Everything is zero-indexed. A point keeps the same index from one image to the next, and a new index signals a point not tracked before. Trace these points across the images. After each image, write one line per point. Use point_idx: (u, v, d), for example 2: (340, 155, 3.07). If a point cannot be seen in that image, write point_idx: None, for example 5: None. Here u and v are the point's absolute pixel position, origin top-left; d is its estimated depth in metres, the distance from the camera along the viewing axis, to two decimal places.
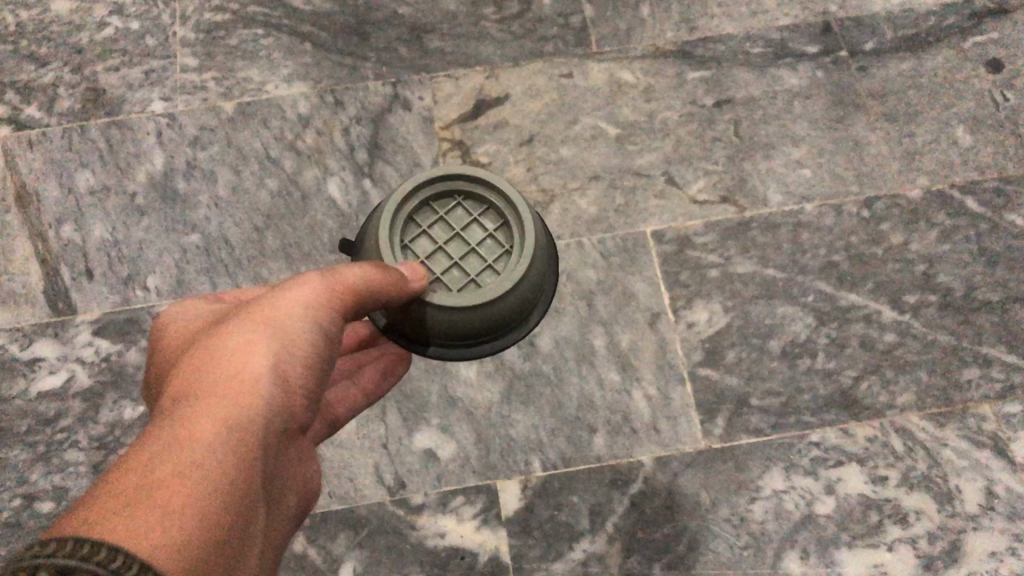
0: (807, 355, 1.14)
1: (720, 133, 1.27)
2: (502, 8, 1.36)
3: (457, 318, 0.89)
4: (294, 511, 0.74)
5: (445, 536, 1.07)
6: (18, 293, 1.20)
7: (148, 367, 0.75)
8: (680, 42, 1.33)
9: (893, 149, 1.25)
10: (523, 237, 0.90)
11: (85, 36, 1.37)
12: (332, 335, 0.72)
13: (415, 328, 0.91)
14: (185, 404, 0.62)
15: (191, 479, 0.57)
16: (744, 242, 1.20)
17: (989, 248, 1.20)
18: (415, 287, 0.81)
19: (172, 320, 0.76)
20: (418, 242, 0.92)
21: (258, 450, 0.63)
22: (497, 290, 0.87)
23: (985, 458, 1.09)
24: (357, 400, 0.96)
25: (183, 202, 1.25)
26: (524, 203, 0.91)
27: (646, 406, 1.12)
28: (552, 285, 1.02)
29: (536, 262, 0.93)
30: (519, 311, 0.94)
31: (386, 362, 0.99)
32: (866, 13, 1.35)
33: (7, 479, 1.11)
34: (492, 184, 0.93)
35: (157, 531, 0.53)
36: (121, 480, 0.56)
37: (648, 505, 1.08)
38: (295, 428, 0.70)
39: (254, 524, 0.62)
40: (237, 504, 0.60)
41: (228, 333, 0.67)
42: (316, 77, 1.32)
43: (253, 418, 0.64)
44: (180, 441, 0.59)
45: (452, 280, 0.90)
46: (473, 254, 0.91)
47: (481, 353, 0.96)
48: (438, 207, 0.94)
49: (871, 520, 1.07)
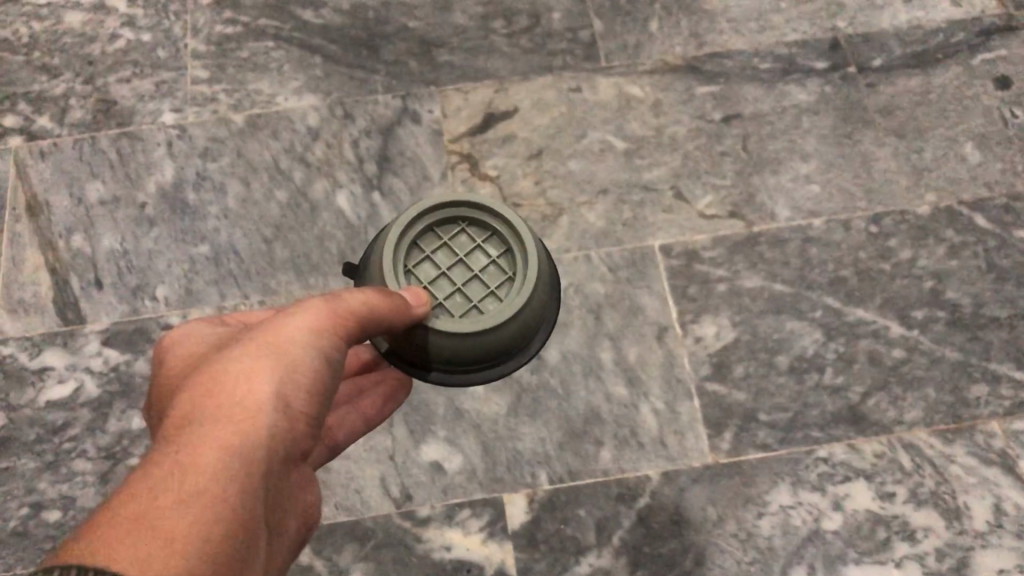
0: (814, 370, 1.14)
1: (729, 148, 1.27)
2: (511, 23, 1.37)
3: (458, 345, 0.90)
4: (295, 535, 0.74)
5: (452, 549, 1.07)
6: (27, 303, 1.20)
7: (152, 388, 0.75)
8: (689, 58, 1.34)
9: (902, 165, 1.26)
10: (528, 265, 0.91)
11: (97, 48, 1.38)
12: (335, 361, 0.72)
13: (417, 353, 0.91)
14: (188, 431, 0.62)
15: (191, 509, 0.57)
16: (752, 257, 1.20)
17: (998, 265, 1.20)
18: (420, 313, 0.83)
19: (177, 340, 0.76)
20: (421, 267, 0.92)
21: (260, 478, 0.63)
22: (500, 317, 0.88)
23: (993, 475, 1.09)
24: (358, 426, 0.95)
25: (192, 213, 1.26)
26: (529, 231, 0.91)
27: (654, 420, 1.12)
28: (555, 312, 1.02)
29: (540, 289, 0.93)
30: (521, 338, 0.95)
31: (388, 388, 0.98)
32: (874, 29, 1.35)
33: (15, 488, 1.11)
34: (497, 211, 0.93)
35: (156, 562, 0.53)
36: (122, 509, 0.57)
37: (655, 520, 1.07)
38: (297, 454, 0.70)
39: (255, 551, 0.62)
40: (238, 534, 0.60)
41: (231, 358, 0.67)
42: (326, 90, 1.33)
43: (254, 445, 0.63)
44: (182, 469, 0.59)
45: (455, 306, 0.90)
46: (476, 281, 0.92)
47: (481, 379, 0.96)
48: (442, 233, 0.94)
49: (879, 536, 1.06)
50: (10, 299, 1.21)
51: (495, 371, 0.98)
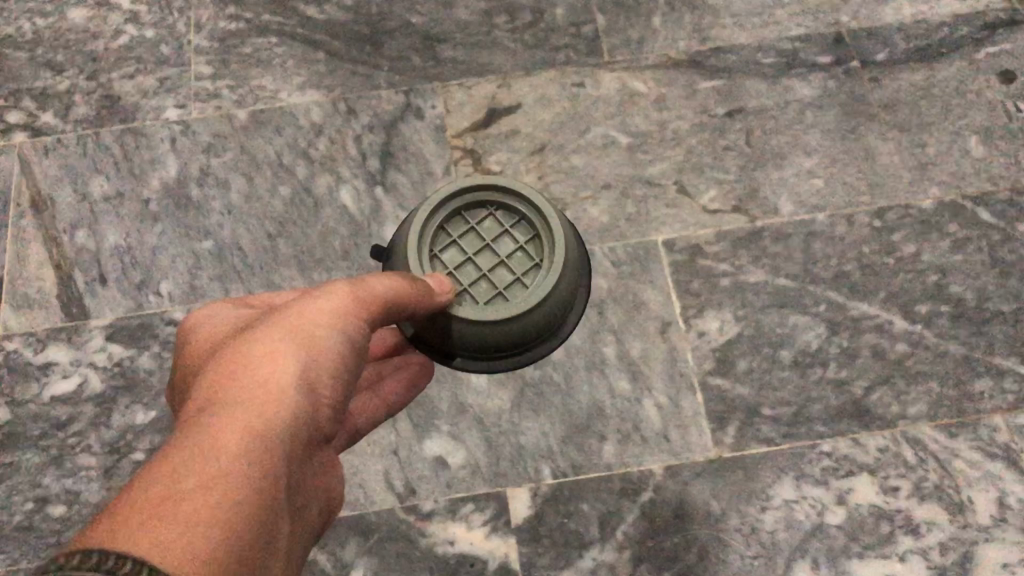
0: (818, 365, 1.14)
1: (732, 143, 1.27)
2: (514, 18, 1.37)
3: (483, 332, 0.92)
4: (316, 521, 0.73)
5: (455, 543, 1.07)
6: (32, 298, 1.21)
7: (174, 373, 0.75)
8: (692, 52, 1.34)
9: (905, 160, 1.25)
10: (555, 251, 0.92)
11: (101, 44, 1.38)
12: (359, 345, 0.72)
13: (441, 339, 0.94)
14: (212, 412, 0.62)
15: (215, 491, 0.57)
16: (756, 251, 1.20)
17: (1003, 259, 1.20)
18: (443, 301, 0.84)
19: (200, 325, 0.76)
20: (447, 252, 0.94)
21: (284, 461, 0.63)
22: (526, 306, 0.90)
23: (997, 469, 1.09)
24: (379, 411, 0.94)
25: (196, 208, 1.26)
26: (556, 218, 0.93)
27: (657, 414, 1.12)
28: (582, 300, 1.05)
29: (566, 278, 0.94)
30: (546, 326, 0.97)
31: (410, 373, 0.97)
32: (878, 23, 1.35)
33: (20, 483, 1.12)
34: (525, 196, 0.94)
35: (181, 541, 0.53)
36: (147, 489, 0.57)
37: (658, 514, 1.07)
38: (321, 438, 0.70)
39: (278, 534, 0.62)
40: (262, 514, 0.60)
41: (256, 340, 0.67)
42: (329, 85, 1.33)
43: (279, 428, 0.63)
44: (206, 451, 0.59)
45: (480, 293, 0.92)
46: (503, 267, 0.94)
47: (506, 366, 0.98)
48: (469, 217, 0.96)
49: (883, 530, 1.06)
50: (15, 294, 1.21)
51: (520, 359, 0.99)
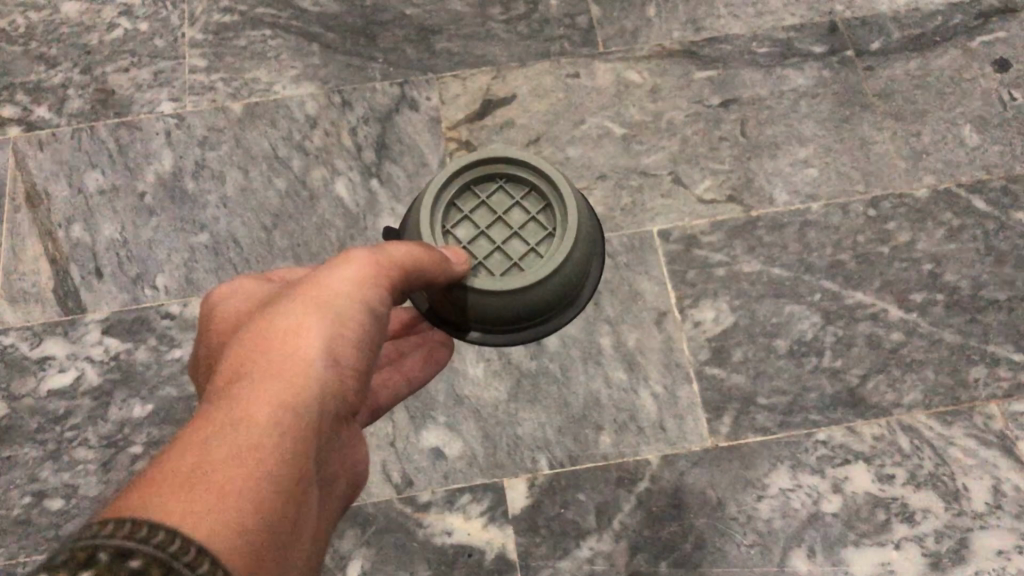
0: (814, 354, 1.15)
1: (727, 133, 1.27)
2: (509, 9, 1.37)
3: (499, 303, 0.92)
4: (342, 494, 0.73)
5: (453, 534, 1.07)
6: (28, 292, 1.20)
7: (201, 346, 0.75)
8: (687, 43, 1.34)
9: (900, 149, 1.26)
10: (567, 218, 0.92)
11: (95, 37, 1.38)
12: (381, 316, 0.71)
13: (457, 313, 0.95)
14: (239, 385, 0.61)
15: (248, 464, 0.57)
16: (751, 241, 1.20)
17: (996, 248, 1.20)
18: (460, 270, 0.85)
19: (224, 300, 0.76)
20: (461, 227, 0.94)
21: (312, 434, 0.62)
22: (541, 274, 0.90)
23: (992, 457, 1.09)
24: (400, 386, 0.94)
25: (192, 201, 1.26)
26: (566, 185, 0.92)
27: (653, 404, 1.12)
28: (596, 271, 1.05)
29: (580, 245, 0.95)
30: (563, 295, 0.97)
31: (428, 348, 0.99)
32: (872, 12, 1.35)
33: (17, 477, 1.12)
34: (534, 165, 0.94)
35: (213, 514, 0.53)
36: (178, 460, 0.56)
37: (654, 503, 1.08)
38: (347, 411, 0.69)
39: (307, 507, 0.61)
40: (293, 487, 0.59)
41: (280, 313, 0.66)
42: (324, 77, 1.33)
43: (307, 401, 0.62)
44: (235, 425, 0.58)
45: (495, 265, 0.93)
46: (516, 238, 0.94)
47: (522, 338, 1.00)
48: (479, 192, 0.96)
49: (878, 518, 1.07)
50: (11, 289, 1.21)
51: (537, 330, 1.01)
